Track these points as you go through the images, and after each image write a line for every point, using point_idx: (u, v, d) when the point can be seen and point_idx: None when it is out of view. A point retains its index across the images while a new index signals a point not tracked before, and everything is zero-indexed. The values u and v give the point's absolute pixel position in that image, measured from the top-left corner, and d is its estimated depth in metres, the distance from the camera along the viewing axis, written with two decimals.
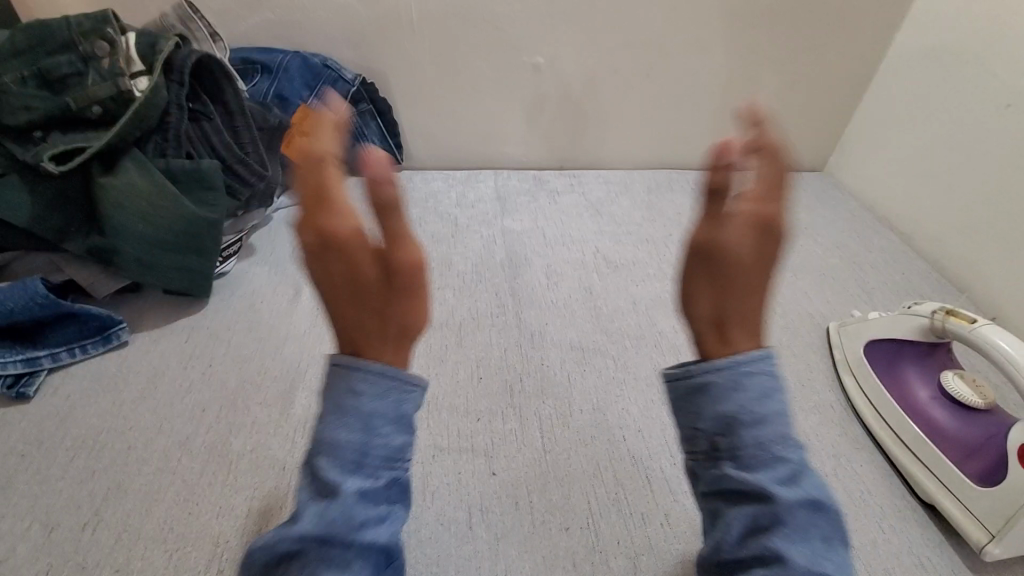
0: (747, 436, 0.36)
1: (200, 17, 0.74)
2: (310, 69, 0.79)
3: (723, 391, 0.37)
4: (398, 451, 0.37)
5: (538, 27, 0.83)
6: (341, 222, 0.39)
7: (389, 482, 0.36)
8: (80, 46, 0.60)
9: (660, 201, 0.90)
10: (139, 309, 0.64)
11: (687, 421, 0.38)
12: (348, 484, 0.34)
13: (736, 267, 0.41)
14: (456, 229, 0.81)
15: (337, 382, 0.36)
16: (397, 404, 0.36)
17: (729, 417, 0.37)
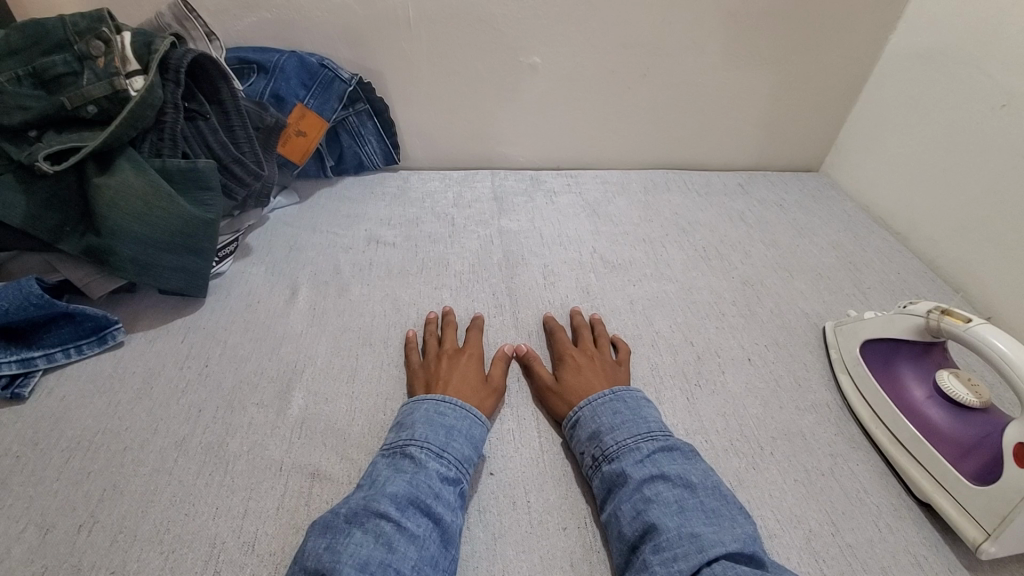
0: (607, 441, 0.51)
1: (196, 15, 0.74)
2: (306, 69, 0.78)
3: (588, 420, 0.53)
4: (469, 460, 0.49)
5: (535, 28, 0.82)
6: (467, 348, 0.60)
7: (457, 482, 0.47)
8: (76, 45, 0.59)
9: (657, 201, 0.90)
10: (134, 310, 0.64)
11: (576, 449, 0.53)
12: (428, 467, 0.47)
13: (583, 362, 0.59)
14: (453, 229, 0.81)
15: (433, 406, 0.52)
16: (469, 427, 0.51)
17: (595, 432, 0.52)
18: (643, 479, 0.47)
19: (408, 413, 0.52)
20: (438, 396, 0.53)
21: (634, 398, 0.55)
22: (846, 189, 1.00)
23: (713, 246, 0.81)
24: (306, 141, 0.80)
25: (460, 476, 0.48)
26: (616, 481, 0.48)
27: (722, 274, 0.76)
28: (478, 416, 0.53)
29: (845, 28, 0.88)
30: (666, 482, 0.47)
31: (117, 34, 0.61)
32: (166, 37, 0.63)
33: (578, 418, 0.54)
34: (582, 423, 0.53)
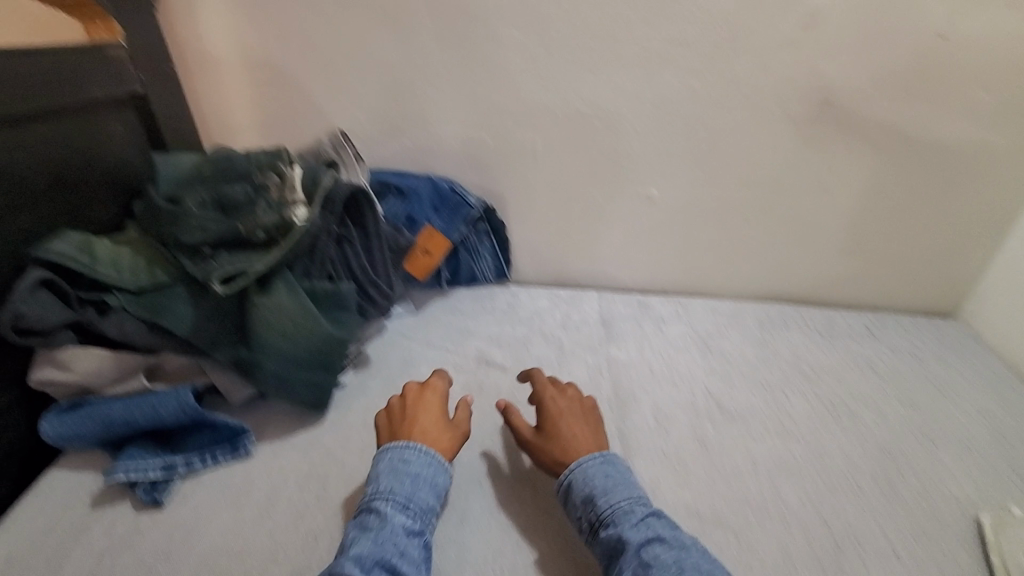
0: (601, 504, 0.53)
1: (349, 143, 0.83)
2: (438, 193, 0.85)
3: (581, 483, 0.55)
4: (431, 508, 0.54)
5: (655, 163, 0.83)
6: (433, 392, 0.64)
7: (421, 534, 0.52)
8: (256, 178, 0.68)
9: (775, 338, 0.87)
10: (265, 417, 0.68)
11: (573, 515, 0.55)
12: (393, 521, 0.51)
13: (559, 410, 0.63)
14: (560, 354, 0.80)
15: (396, 453, 0.56)
16: (433, 475, 0.56)
17: (589, 496, 0.54)
18: (640, 543, 0.49)
19: (374, 466, 0.56)
20: (402, 444, 0.57)
21: (613, 457, 0.58)
22: (988, 340, 0.91)
23: (840, 399, 0.76)
24: (429, 259, 0.84)
25: (422, 528, 0.52)
26: (615, 547, 0.50)
27: (853, 437, 0.70)
28: (441, 462, 0.57)
29: (992, 175, 0.82)
30: (662, 544, 0.49)
31: (291, 168, 0.69)
32: (329, 171, 0.70)
33: (570, 481, 0.56)
34: (574, 486, 0.55)
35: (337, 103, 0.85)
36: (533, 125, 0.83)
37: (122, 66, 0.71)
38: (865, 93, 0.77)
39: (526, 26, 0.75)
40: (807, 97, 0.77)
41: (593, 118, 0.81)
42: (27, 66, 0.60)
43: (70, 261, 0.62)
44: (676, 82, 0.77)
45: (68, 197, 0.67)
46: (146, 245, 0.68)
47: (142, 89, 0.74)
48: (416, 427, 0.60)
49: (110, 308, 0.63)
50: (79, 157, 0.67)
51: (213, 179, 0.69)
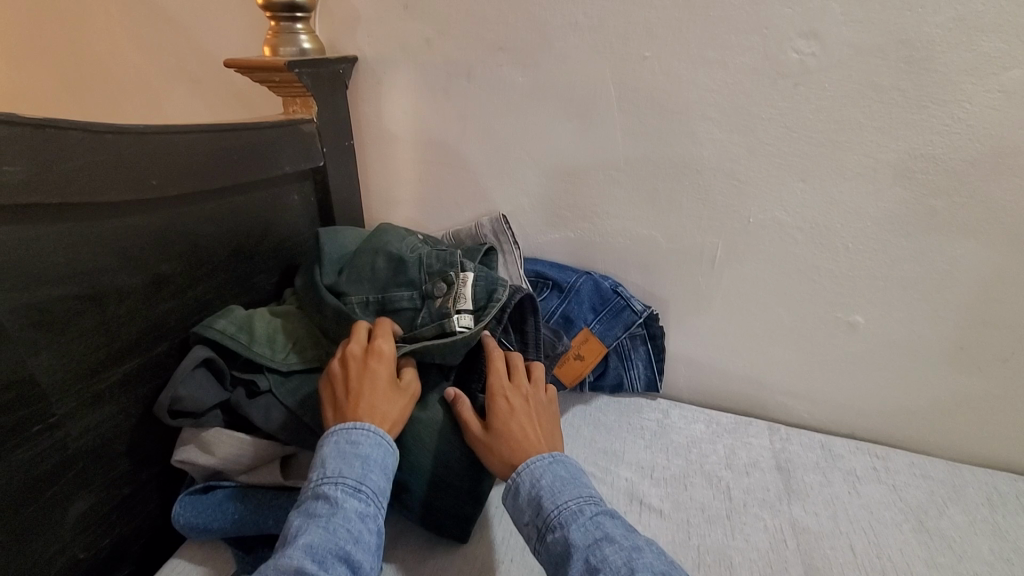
0: (547, 506, 0.49)
1: (510, 229, 0.78)
2: (600, 294, 0.77)
3: (527, 483, 0.52)
4: (383, 488, 0.50)
5: (864, 287, 0.71)
6: (385, 363, 0.57)
7: (375, 518, 0.48)
8: (424, 282, 0.64)
9: (1015, 526, 0.67)
10: (392, 533, 0.61)
11: (520, 521, 0.51)
12: (345, 508, 0.47)
13: (516, 407, 0.58)
14: (730, 505, 0.66)
15: (343, 435, 0.51)
16: (384, 456, 0.51)
17: (536, 499, 0.50)
18: (588, 546, 0.45)
19: (317, 452, 0.51)
20: (354, 424, 0.52)
21: (562, 457, 0.54)
22: None
23: None
24: (581, 365, 0.77)
25: (376, 510, 0.48)
26: (561, 552, 0.46)
27: None
28: (389, 442, 0.53)
29: None
30: (611, 544, 0.45)
31: (460, 275, 0.63)
32: (502, 282, 0.64)
33: (517, 483, 0.52)
34: (519, 489, 0.52)
35: (502, 186, 0.81)
36: (717, 230, 0.74)
37: (311, 143, 0.73)
38: None
39: (733, 126, 0.68)
40: None
41: (794, 229, 0.71)
42: (235, 142, 0.61)
43: (231, 343, 0.59)
44: (908, 199, 0.65)
45: (241, 266, 0.66)
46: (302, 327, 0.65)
47: (323, 163, 0.76)
48: (372, 411, 0.53)
49: (258, 393, 0.59)
50: (257, 228, 0.68)
51: (378, 276, 0.65)
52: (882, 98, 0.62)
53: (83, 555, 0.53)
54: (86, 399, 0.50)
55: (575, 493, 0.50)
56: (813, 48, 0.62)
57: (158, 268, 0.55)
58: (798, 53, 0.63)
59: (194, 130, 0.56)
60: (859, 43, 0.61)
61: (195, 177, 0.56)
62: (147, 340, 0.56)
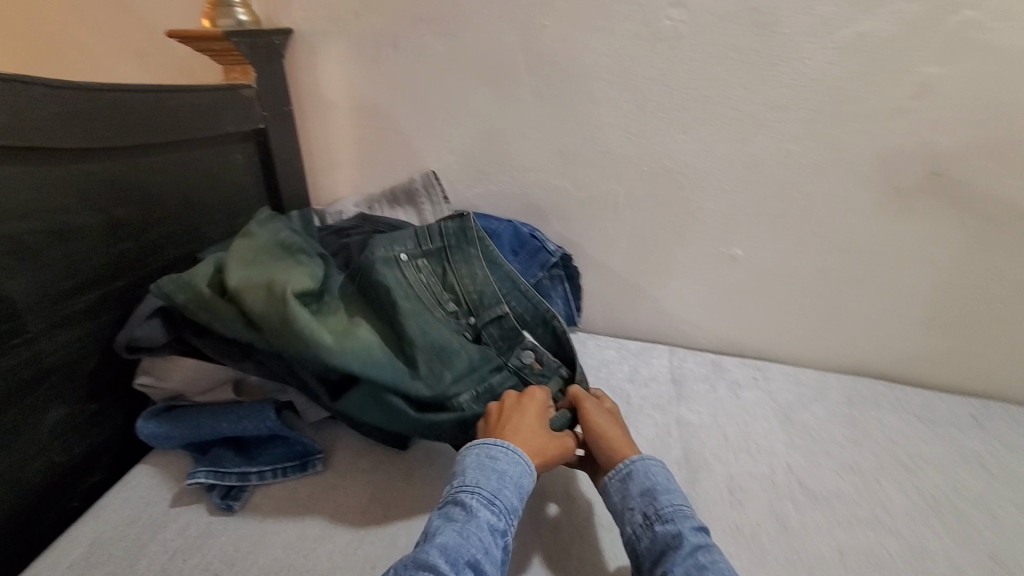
0: (663, 500, 0.53)
1: (440, 184, 0.88)
2: (519, 238, 0.87)
3: (642, 476, 0.56)
4: (514, 509, 0.52)
5: (740, 224, 0.82)
6: (534, 402, 0.62)
7: (503, 533, 0.50)
8: (509, 359, 0.69)
9: (867, 417, 0.78)
10: (333, 440, 0.70)
11: (625, 505, 0.55)
12: (478, 516, 0.49)
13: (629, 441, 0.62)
14: (628, 409, 0.78)
15: (484, 450, 0.55)
16: (519, 475, 0.54)
17: (648, 490, 0.54)
18: (699, 550, 0.49)
19: (460, 459, 0.55)
20: (500, 445, 0.56)
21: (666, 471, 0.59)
22: None
23: (946, 494, 0.66)
24: None
25: (504, 527, 0.50)
26: (669, 542, 0.50)
27: (963, 540, 0.60)
28: (528, 464, 0.55)
29: None
30: (716, 556, 0.49)
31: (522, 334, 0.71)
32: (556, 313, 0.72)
33: (631, 471, 0.56)
34: (633, 477, 0.56)
35: (432, 147, 0.90)
36: (618, 178, 0.84)
37: (251, 107, 0.82)
38: (985, 168, 0.71)
39: (623, 85, 0.78)
40: (912, 168, 0.73)
41: (680, 175, 0.81)
42: (180, 102, 0.69)
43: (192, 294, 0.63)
44: (768, 143, 0.76)
45: (190, 219, 0.74)
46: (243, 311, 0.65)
47: (263, 126, 0.84)
48: (513, 429, 0.58)
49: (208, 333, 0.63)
50: (205, 183, 0.76)
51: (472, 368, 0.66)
52: (740, 57, 0.73)
53: (60, 459, 0.60)
54: (57, 320, 0.58)
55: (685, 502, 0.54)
56: (682, 15, 0.73)
57: (116, 212, 0.63)
58: (671, 20, 0.73)
59: (139, 88, 0.64)
60: (717, 10, 0.71)
61: (143, 126, 0.65)
62: (108, 275, 0.64)
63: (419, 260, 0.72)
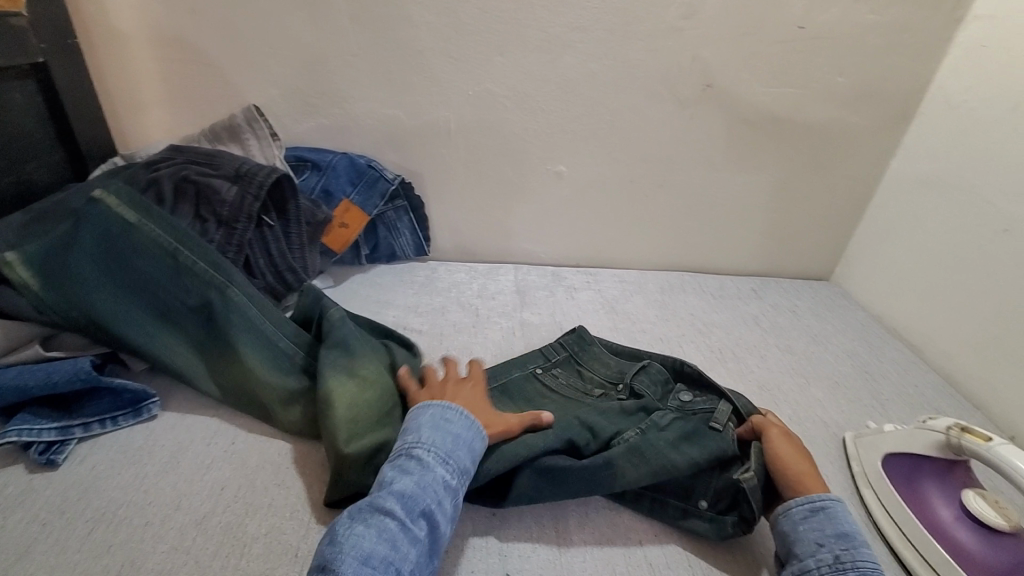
0: (863, 552, 0.46)
1: (265, 119, 0.81)
2: (355, 169, 0.87)
3: (840, 517, 0.49)
4: (469, 467, 0.52)
5: (562, 142, 0.90)
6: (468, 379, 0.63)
7: (458, 489, 0.49)
8: (667, 403, 0.64)
9: (674, 300, 0.93)
10: (170, 386, 0.67)
11: (807, 537, 0.48)
12: (434, 471, 0.49)
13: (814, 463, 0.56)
14: (476, 319, 0.84)
15: (438, 412, 0.55)
16: (473, 438, 0.53)
17: (844, 535, 0.47)
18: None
19: (413, 419, 0.54)
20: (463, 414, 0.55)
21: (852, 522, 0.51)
22: (857, 299, 1.01)
23: (729, 348, 0.82)
24: (347, 232, 0.86)
25: (459, 484, 0.50)
26: None
27: (738, 377, 0.76)
28: (480, 430, 0.55)
29: (850, 153, 0.94)
30: None
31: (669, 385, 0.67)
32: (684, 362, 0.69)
33: (830, 508, 0.49)
34: (834, 515, 0.49)
35: (250, 79, 0.85)
36: (447, 103, 0.87)
37: (26, 37, 0.69)
38: (744, 78, 0.86)
39: (440, 10, 0.80)
40: (691, 81, 0.85)
41: (504, 98, 0.87)
42: None
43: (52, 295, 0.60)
44: (576, 63, 0.84)
45: None
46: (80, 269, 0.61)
47: (43, 61, 0.72)
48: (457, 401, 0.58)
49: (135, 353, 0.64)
50: None
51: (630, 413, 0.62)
52: None
53: None
54: None
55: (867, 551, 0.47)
56: None
57: None
58: None
59: None
60: None
61: None
62: None
63: (556, 368, 0.71)
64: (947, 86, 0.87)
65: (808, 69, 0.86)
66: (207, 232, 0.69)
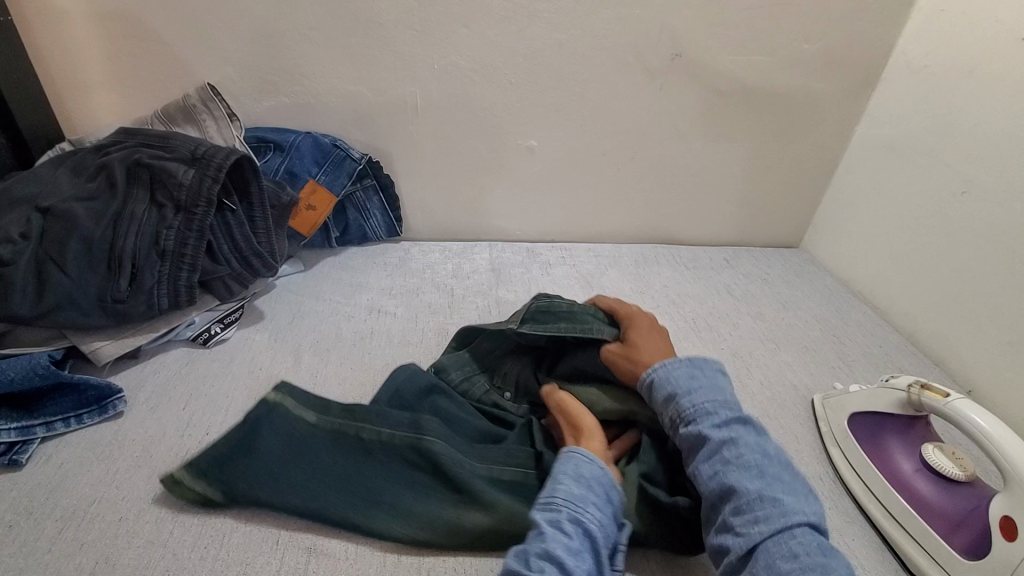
0: (683, 402, 0.52)
1: (220, 98, 0.77)
2: (320, 149, 0.84)
3: (662, 381, 0.54)
4: (589, 496, 0.47)
5: (531, 116, 0.89)
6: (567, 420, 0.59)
7: (577, 520, 0.45)
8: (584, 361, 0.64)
9: (648, 273, 0.94)
10: (136, 379, 0.65)
11: (655, 410, 0.54)
12: (541, 517, 0.45)
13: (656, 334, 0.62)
14: (452, 299, 0.84)
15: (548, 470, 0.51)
16: (576, 466, 0.49)
17: (670, 395, 0.53)
18: (722, 441, 0.48)
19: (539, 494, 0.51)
20: (564, 454, 0.51)
21: (700, 358, 0.55)
22: (824, 265, 1.04)
23: (702, 318, 0.83)
24: (315, 214, 0.84)
25: (577, 516, 0.45)
26: (694, 442, 0.49)
27: (711, 346, 0.78)
28: (581, 454, 0.50)
29: (817, 121, 0.95)
30: (740, 445, 0.47)
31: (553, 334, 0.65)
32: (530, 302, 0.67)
33: (653, 380, 0.55)
34: (657, 385, 0.54)
35: (204, 57, 0.81)
36: (412, 79, 0.85)
37: None
38: (712, 46, 0.85)
39: None
40: (660, 50, 0.84)
41: (470, 72, 0.85)
42: None
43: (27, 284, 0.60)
44: (543, 34, 0.82)
45: None
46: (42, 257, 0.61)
47: None
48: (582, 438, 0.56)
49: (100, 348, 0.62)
50: None
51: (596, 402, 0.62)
52: None
53: None
54: None
55: (698, 387, 0.52)
56: None
57: None
58: None
59: None
60: None
61: None
62: None
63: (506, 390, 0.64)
64: (908, 50, 0.88)
65: (774, 36, 0.86)
66: (165, 217, 0.66)
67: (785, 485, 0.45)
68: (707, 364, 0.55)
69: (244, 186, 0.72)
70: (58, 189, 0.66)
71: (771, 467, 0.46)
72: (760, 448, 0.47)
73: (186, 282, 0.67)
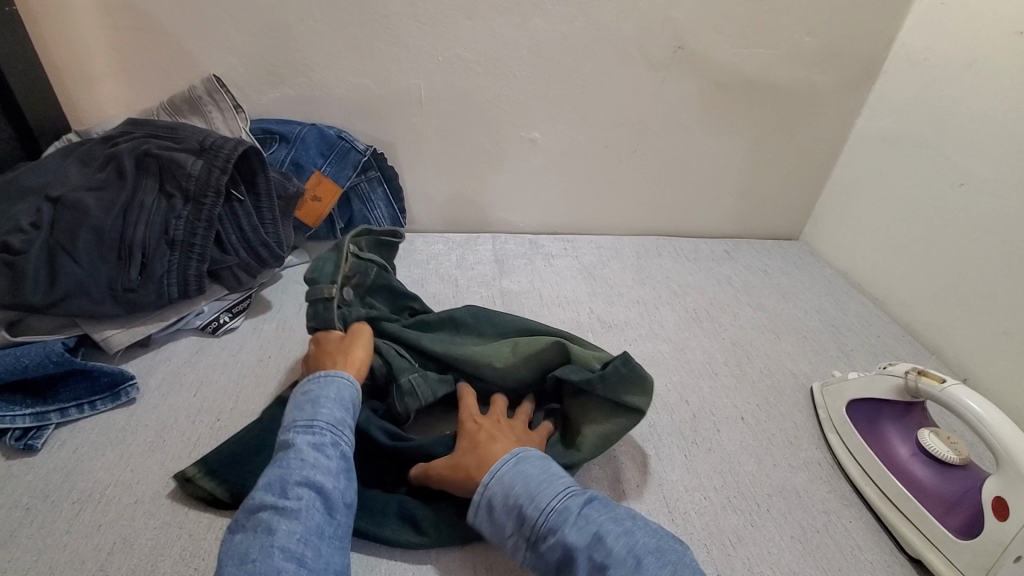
0: (531, 514, 0.44)
1: (226, 90, 0.77)
2: (325, 140, 0.85)
3: (499, 498, 0.46)
4: (346, 420, 0.50)
5: (535, 108, 0.89)
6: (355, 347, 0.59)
7: (336, 443, 0.47)
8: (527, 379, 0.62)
9: (650, 264, 0.95)
10: (147, 367, 0.66)
11: (498, 536, 0.46)
12: (297, 442, 0.46)
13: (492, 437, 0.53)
14: (456, 289, 0.84)
15: (297, 393, 0.52)
16: (336, 391, 0.51)
17: (514, 510, 0.45)
18: (589, 544, 0.42)
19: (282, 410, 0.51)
20: (321, 380, 0.52)
21: (527, 452, 0.49)
22: (824, 257, 1.05)
23: (704, 308, 0.85)
24: (320, 205, 0.85)
25: (336, 439, 0.47)
26: (562, 556, 0.42)
27: (712, 336, 0.79)
28: (341, 380, 0.53)
29: (817, 113, 0.96)
30: (609, 537, 0.42)
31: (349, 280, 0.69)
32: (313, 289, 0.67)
33: (487, 500, 0.46)
34: (495, 506, 0.46)
35: (209, 50, 0.82)
36: (416, 71, 0.85)
37: None
38: (713, 39, 0.86)
39: None
40: (662, 43, 0.85)
41: (474, 63, 0.85)
42: None
43: (39, 274, 0.60)
44: (546, 26, 0.82)
45: None
46: (55, 246, 0.61)
47: None
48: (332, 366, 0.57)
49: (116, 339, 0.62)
50: None
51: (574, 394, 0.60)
52: None
53: None
54: None
55: (538, 490, 0.45)
56: None
57: None
58: None
59: None
60: None
61: None
62: None
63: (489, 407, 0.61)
64: (908, 43, 0.88)
65: (775, 29, 0.86)
66: (174, 208, 0.67)
67: (667, 562, 0.41)
68: (532, 457, 0.48)
69: (249, 177, 0.73)
70: (68, 179, 0.66)
71: (645, 545, 0.42)
72: (626, 527, 0.43)
73: (195, 272, 0.68)
